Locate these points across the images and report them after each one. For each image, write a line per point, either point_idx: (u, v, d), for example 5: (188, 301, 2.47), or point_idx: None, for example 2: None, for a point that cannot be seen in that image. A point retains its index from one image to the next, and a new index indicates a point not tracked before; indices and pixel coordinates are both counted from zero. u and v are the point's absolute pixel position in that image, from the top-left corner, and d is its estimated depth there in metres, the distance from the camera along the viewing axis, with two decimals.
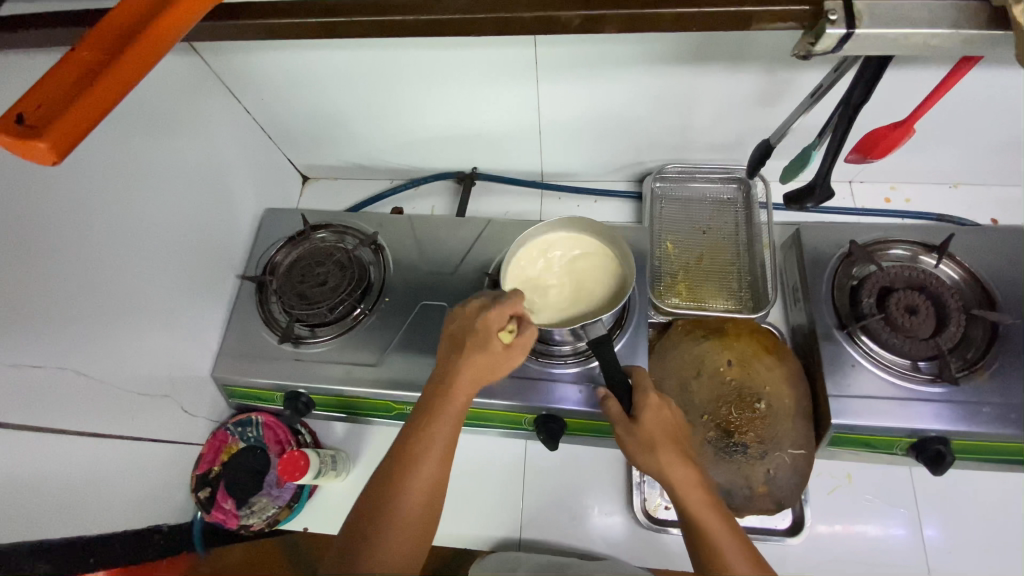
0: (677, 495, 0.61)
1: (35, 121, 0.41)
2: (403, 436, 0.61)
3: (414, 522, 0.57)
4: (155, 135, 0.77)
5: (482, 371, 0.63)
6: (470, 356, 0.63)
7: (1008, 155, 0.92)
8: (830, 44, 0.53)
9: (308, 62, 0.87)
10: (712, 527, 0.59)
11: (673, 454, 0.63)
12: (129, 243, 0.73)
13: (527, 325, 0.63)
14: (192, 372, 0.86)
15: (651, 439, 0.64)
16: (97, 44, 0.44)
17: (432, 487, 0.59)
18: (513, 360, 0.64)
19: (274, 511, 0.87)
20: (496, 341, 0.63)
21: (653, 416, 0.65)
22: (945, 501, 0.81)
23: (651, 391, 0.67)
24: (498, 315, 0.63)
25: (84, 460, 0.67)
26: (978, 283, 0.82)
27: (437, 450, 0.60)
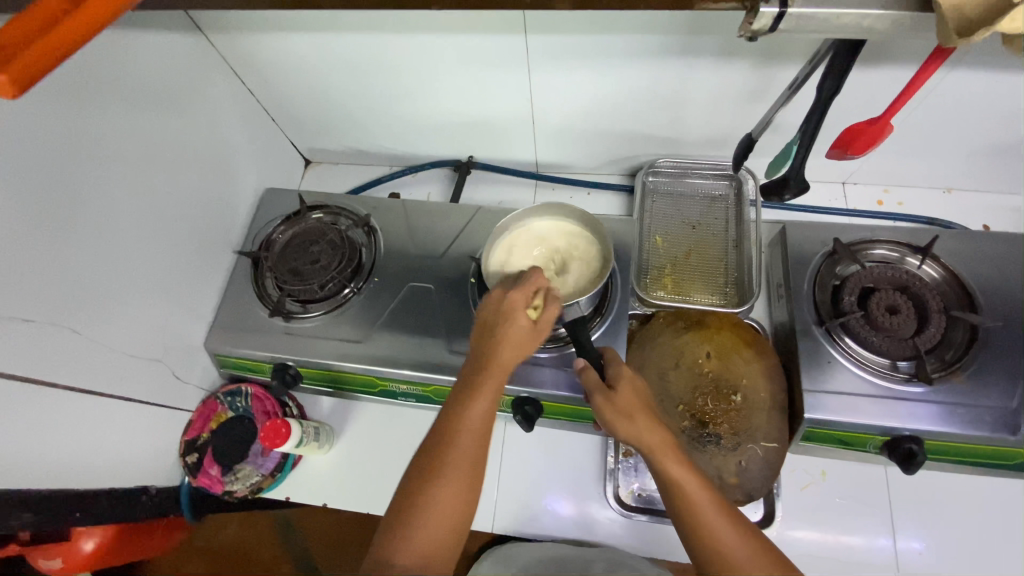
0: (654, 460, 0.62)
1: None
2: (439, 423, 0.62)
3: (453, 508, 0.58)
4: (158, 108, 0.80)
5: (515, 351, 0.65)
6: (501, 335, 0.65)
7: (1002, 161, 0.91)
8: (765, 23, 0.52)
9: (310, 45, 0.90)
10: (699, 499, 0.59)
11: (649, 418, 0.64)
12: (127, 210, 0.76)
13: (551, 301, 0.68)
14: (185, 340, 0.89)
15: (628, 407, 0.65)
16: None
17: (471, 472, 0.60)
18: (542, 338, 0.68)
19: (255, 479, 0.90)
20: (525, 318, 0.66)
21: (629, 387, 0.67)
22: (919, 502, 0.81)
23: (623, 365, 0.70)
24: (522, 294, 0.68)
25: (74, 413, 0.70)
26: (961, 285, 0.82)
27: (474, 433, 0.61)
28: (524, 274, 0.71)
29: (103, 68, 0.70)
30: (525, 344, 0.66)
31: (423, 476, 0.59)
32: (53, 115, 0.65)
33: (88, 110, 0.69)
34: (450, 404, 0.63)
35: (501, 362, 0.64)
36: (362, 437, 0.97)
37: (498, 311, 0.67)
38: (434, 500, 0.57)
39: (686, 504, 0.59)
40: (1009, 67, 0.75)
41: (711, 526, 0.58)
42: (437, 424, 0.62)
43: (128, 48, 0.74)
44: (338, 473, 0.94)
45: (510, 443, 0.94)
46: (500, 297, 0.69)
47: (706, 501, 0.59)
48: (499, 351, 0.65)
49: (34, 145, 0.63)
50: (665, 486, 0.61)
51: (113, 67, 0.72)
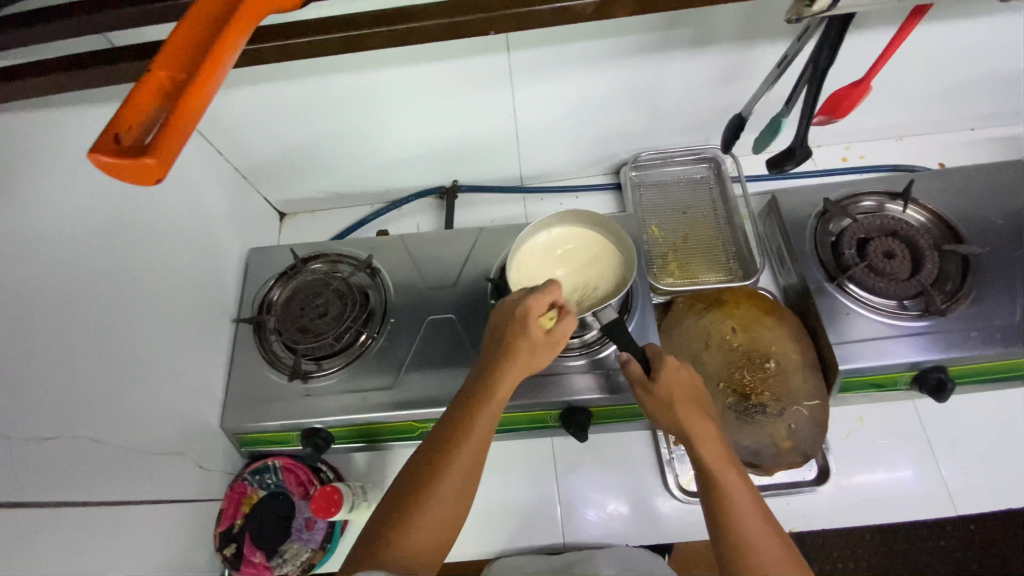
0: (694, 448, 0.64)
1: (133, 141, 0.37)
2: (446, 421, 0.61)
3: (452, 505, 0.56)
4: (135, 186, 0.75)
5: (525, 362, 0.65)
6: (513, 344, 0.64)
7: (945, 104, 1.00)
8: None
9: (278, 93, 0.86)
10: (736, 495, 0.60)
11: (694, 413, 0.66)
12: (120, 299, 0.70)
13: (568, 315, 0.66)
14: (202, 425, 0.82)
15: (669, 397, 0.67)
16: (171, 59, 0.40)
17: (472, 468, 0.59)
18: (555, 348, 0.67)
19: (306, 556, 0.84)
20: (538, 327, 0.65)
21: (672, 377, 0.68)
22: (951, 427, 0.86)
23: (669, 355, 0.70)
24: (541, 302, 0.66)
25: (105, 530, 0.64)
26: (943, 221, 0.89)
27: (483, 430, 0.60)
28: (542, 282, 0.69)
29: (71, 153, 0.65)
30: (535, 355, 0.66)
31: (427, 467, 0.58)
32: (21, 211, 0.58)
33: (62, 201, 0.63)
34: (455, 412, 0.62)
35: (514, 367, 0.64)
36: None
37: (511, 316, 0.67)
38: (437, 491, 0.56)
39: (724, 507, 0.59)
40: (946, 19, 0.83)
41: (740, 522, 0.58)
42: (437, 430, 0.61)
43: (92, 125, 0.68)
44: None
45: (560, 457, 0.93)
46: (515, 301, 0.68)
47: (745, 496, 0.60)
48: (510, 359, 0.64)
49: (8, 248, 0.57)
50: (705, 478, 0.62)
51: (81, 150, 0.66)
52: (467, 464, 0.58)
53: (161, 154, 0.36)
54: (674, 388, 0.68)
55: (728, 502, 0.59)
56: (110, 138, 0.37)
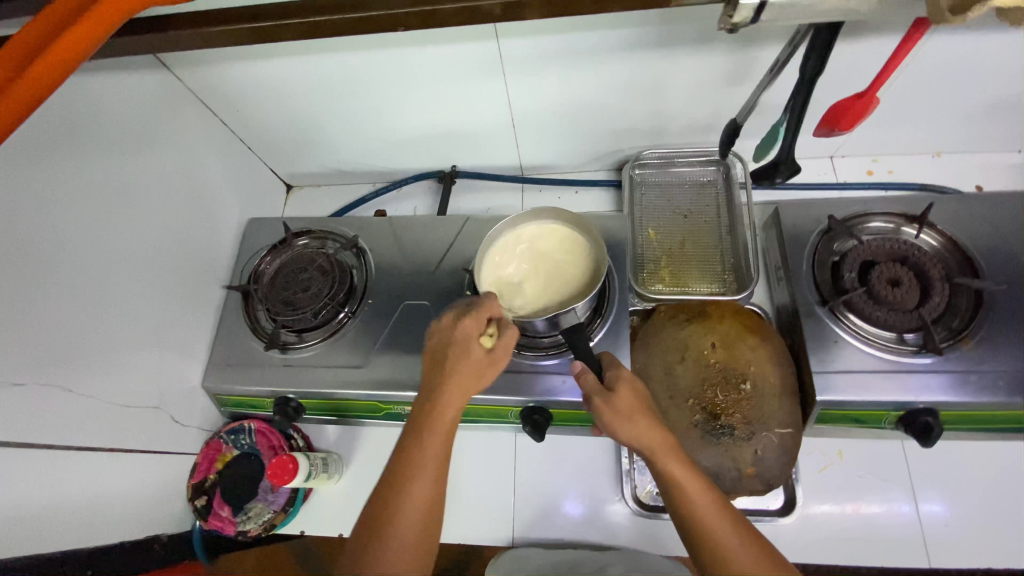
0: (656, 463, 0.60)
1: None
2: (393, 463, 0.59)
3: (416, 544, 0.55)
4: (132, 153, 0.78)
5: (470, 383, 0.62)
6: (453, 368, 0.62)
7: (990, 122, 0.90)
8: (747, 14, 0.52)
9: (277, 69, 0.88)
10: (699, 500, 0.58)
11: (649, 421, 0.62)
12: (107, 258, 0.74)
13: (506, 327, 0.65)
14: (182, 383, 0.87)
15: (627, 409, 0.63)
16: (4, 63, 0.51)
17: (429, 503, 0.57)
18: (500, 366, 0.64)
19: (268, 516, 0.89)
20: (478, 346, 0.63)
21: (628, 387, 0.65)
22: (939, 474, 0.80)
23: (621, 368, 0.68)
24: (476, 321, 0.64)
25: (76, 472, 0.69)
26: (960, 249, 0.81)
27: (433, 464, 0.58)
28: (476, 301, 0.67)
29: (62, 117, 0.68)
30: (480, 375, 0.62)
31: (381, 512, 0.56)
32: (9, 173, 0.62)
33: (51, 162, 0.67)
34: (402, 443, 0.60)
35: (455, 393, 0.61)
36: (372, 461, 0.96)
37: (449, 340, 0.65)
38: (394, 535, 0.55)
39: (691, 513, 0.58)
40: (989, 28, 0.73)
41: (710, 523, 0.57)
42: (389, 467, 0.59)
43: (88, 91, 0.71)
44: (351, 501, 0.94)
45: (522, 452, 0.94)
46: (449, 326, 0.66)
47: (708, 502, 0.58)
48: (454, 381, 0.61)
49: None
50: (668, 490, 0.60)
51: (75, 115, 0.70)
52: (422, 503, 0.56)
53: None
54: (630, 397, 0.64)
55: (697, 513, 0.57)
56: None
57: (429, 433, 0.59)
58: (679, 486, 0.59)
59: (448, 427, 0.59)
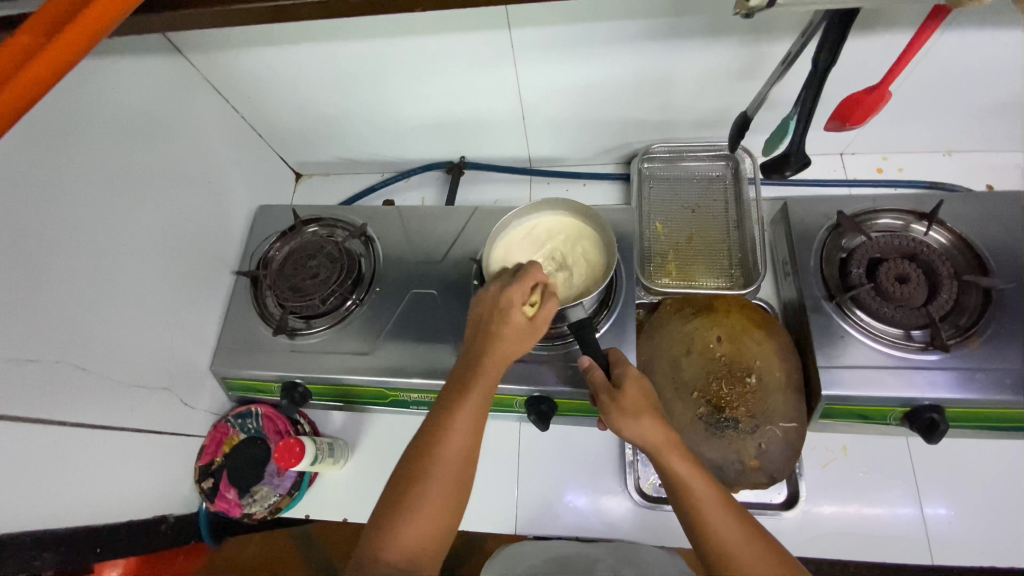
0: (660, 459, 0.61)
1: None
2: (428, 422, 0.59)
3: (440, 511, 0.55)
4: (143, 136, 0.79)
5: (510, 346, 0.63)
6: (496, 331, 0.63)
7: (1001, 120, 0.90)
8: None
9: (288, 56, 0.88)
10: (700, 492, 0.57)
11: (654, 417, 0.63)
12: (118, 240, 0.75)
13: (550, 297, 0.66)
14: (190, 366, 0.88)
15: (633, 406, 0.64)
16: (33, 30, 0.49)
17: (461, 463, 0.58)
18: (537, 335, 0.66)
19: (274, 499, 0.90)
20: (520, 313, 0.64)
21: (635, 385, 0.66)
22: (942, 470, 0.80)
23: (630, 367, 0.69)
24: (521, 289, 0.65)
25: (84, 450, 0.70)
26: (969, 247, 0.81)
27: (469, 424, 0.59)
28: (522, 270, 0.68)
29: (76, 97, 0.69)
30: (520, 341, 0.64)
31: (407, 478, 0.56)
32: (23, 153, 0.63)
33: (66, 142, 0.68)
34: (440, 401, 0.61)
35: (497, 354, 0.63)
36: (377, 448, 0.97)
37: (491, 307, 0.65)
38: (427, 492, 0.55)
39: (693, 509, 0.57)
40: (1003, 24, 0.73)
41: (710, 513, 0.56)
42: (420, 429, 0.59)
43: (102, 72, 0.72)
44: (356, 486, 0.95)
45: (526, 442, 0.94)
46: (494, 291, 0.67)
47: (711, 495, 0.57)
48: (495, 344, 0.63)
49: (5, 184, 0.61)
50: (671, 483, 0.60)
51: (89, 96, 0.70)
52: (450, 469, 0.57)
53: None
54: (637, 395, 0.65)
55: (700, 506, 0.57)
56: None
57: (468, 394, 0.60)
58: (682, 484, 0.58)
59: (486, 391, 0.61)
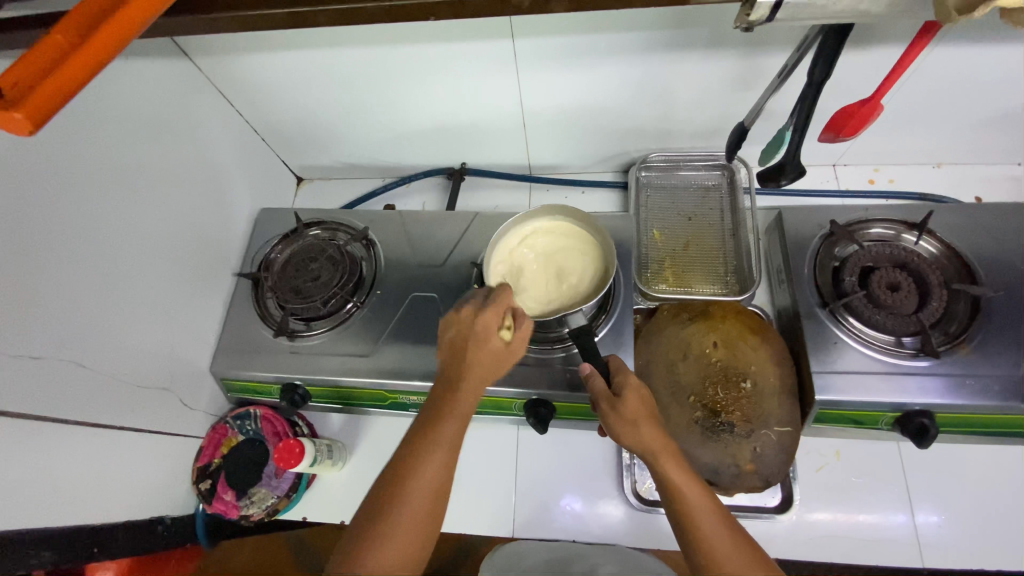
0: (657, 467, 0.61)
1: (11, 94, 0.43)
2: (406, 443, 0.60)
3: (421, 524, 0.56)
4: (149, 138, 0.80)
5: (485, 370, 0.63)
6: (470, 357, 0.62)
7: (989, 133, 0.93)
8: (763, 13, 0.53)
9: (294, 61, 0.89)
10: (696, 505, 0.59)
11: (653, 427, 0.63)
12: (122, 240, 0.76)
13: (524, 320, 0.65)
14: (191, 367, 0.88)
15: (633, 414, 0.63)
16: (69, 28, 0.46)
17: (438, 487, 0.58)
18: (514, 358, 0.65)
19: (271, 502, 0.90)
20: (496, 339, 0.63)
21: (635, 394, 0.65)
22: (932, 475, 0.82)
23: (630, 373, 0.68)
24: (495, 314, 0.64)
25: (84, 447, 0.70)
26: (958, 256, 0.83)
27: (446, 447, 0.59)
28: (496, 291, 0.67)
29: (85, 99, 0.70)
30: (494, 366, 0.64)
31: (388, 495, 0.57)
32: (32, 151, 0.64)
33: (75, 142, 0.68)
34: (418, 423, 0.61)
35: (471, 378, 0.62)
36: (376, 450, 0.98)
37: (466, 330, 0.64)
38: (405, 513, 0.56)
39: (688, 520, 0.58)
40: (990, 41, 0.75)
41: (706, 528, 0.57)
42: (398, 450, 0.60)
43: (110, 74, 0.73)
44: (355, 489, 0.95)
45: (524, 445, 0.95)
46: (468, 315, 0.65)
47: (707, 509, 0.59)
48: (468, 371, 0.62)
49: (12, 185, 0.61)
50: (667, 494, 0.60)
51: (98, 97, 0.71)
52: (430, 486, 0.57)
53: (28, 112, 0.43)
54: (637, 404, 0.65)
55: (697, 518, 0.58)
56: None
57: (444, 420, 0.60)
58: (677, 492, 0.59)
59: (461, 420, 0.61)
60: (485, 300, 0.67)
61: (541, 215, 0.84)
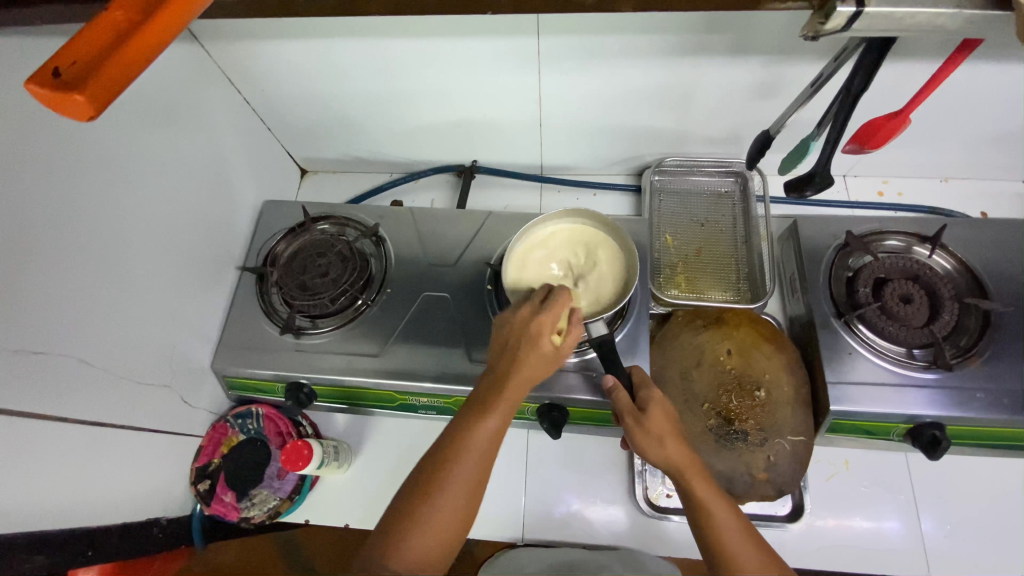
0: (685, 483, 0.61)
1: (72, 74, 0.41)
2: (454, 426, 0.59)
3: (460, 509, 0.55)
4: (156, 124, 0.77)
5: (535, 368, 0.62)
6: (523, 353, 0.62)
7: (998, 150, 0.94)
8: (839, 23, 0.52)
9: (308, 51, 0.87)
10: (728, 532, 0.58)
11: (680, 444, 0.62)
12: (126, 231, 0.73)
13: (577, 327, 0.66)
14: (192, 363, 0.85)
15: (659, 430, 0.63)
16: (128, 3, 0.43)
17: (475, 482, 0.56)
18: (560, 363, 0.65)
19: (274, 503, 0.87)
20: (550, 341, 0.63)
21: (660, 408, 0.65)
22: (938, 488, 0.83)
23: (655, 388, 0.67)
24: (553, 316, 0.64)
25: (82, 447, 0.67)
26: (970, 272, 0.84)
27: (481, 451, 0.57)
28: (552, 293, 0.67)
29: None
30: (544, 368, 0.63)
31: (431, 476, 0.55)
32: (36, 135, 0.60)
33: (81, 126, 0.65)
34: (465, 411, 0.60)
35: (523, 376, 0.61)
36: (382, 452, 0.96)
37: (522, 329, 0.64)
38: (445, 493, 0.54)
39: (715, 537, 0.58)
40: (1010, 59, 0.76)
41: (734, 550, 0.57)
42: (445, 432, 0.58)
43: None
44: (361, 491, 0.93)
45: (533, 449, 0.94)
46: (525, 314, 0.65)
47: (737, 534, 0.58)
48: (521, 367, 0.61)
49: (12, 171, 0.58)
50: (694, 511, 0.60)
51: None
52: (472, 470, 0.56)
53: (91, 97, 0.41)
54: (664, 419, 0.64)
55: (724, 539, 0.57)
56: (49, 67, 0.41)
57: (487, 416, 0.58)
58: (706, 510, 0.59)
59: (505, 417, 0.59)
60: (541, 302, 0.67)
61: (522, 241, 0.81)
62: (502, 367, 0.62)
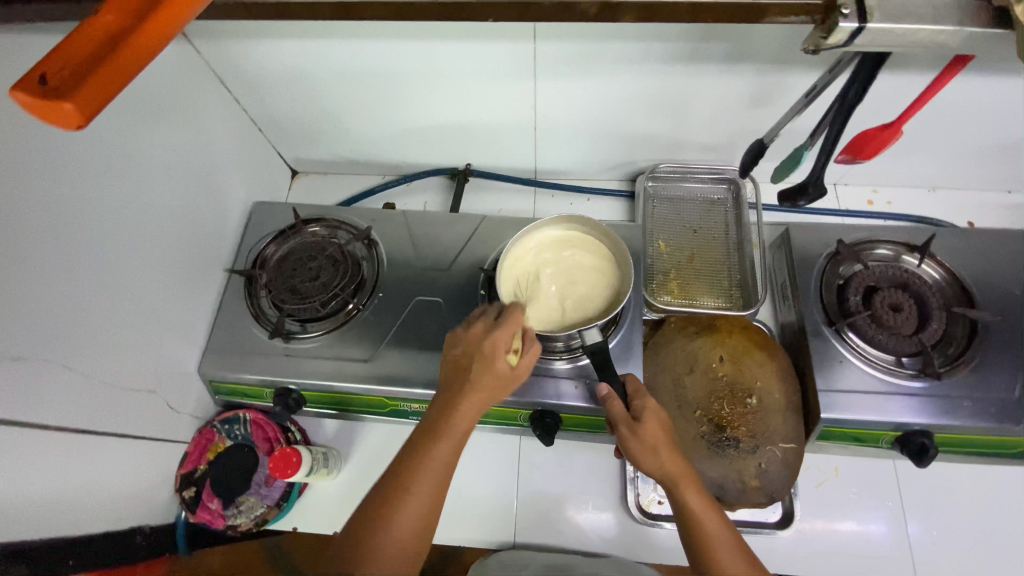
0: (676, 493, 0.61)
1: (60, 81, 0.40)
2: (405, 453, 0.58)
3: (409, 541, 0.55)
4: (145, 125, 0.75)
5: (489, 391, 0.61)
6: (474, 375, 0.60)
7: (985, 161, 0.96)
8: (841, 38, 0.54)
9: (301, 52, 0.85)
10: (719, 546, 0.58)
11: (674, 454, 0.62)
12: (113, 233, 0.71)
13: (532, 343, 0.63)
14: (178, 368, 0.83)
15: (653, 440, 0.62)
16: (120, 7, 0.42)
17: (426, 512, 0.56)
18: (517, 382, 0.63)
19: (261, 511, 0.86)
20: (503, 361, 0.61)
21: (655, 417, 0.64)
22: (925, 494, 0.84)
23: (648, 397, 0.67)
24: (506, 334, 0.62)
25: (65, 456, 0.65)
26: (958, 282, 0.85)
27: (433, 481, 0.57)
28: (506, 311, 0.65)
29: None
30: (498, 389, 0.61)
31: (382, 506, 0.55)
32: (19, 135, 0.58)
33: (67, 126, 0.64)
34: (417, 437, 0.59)
35: (475, 398, 0.60)
36: (372, 458, 0.95)
37: (475, 349, 0.62)
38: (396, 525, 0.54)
39: (707, 549, 0.58)
40: (999, 73, 0.78)
41: (726, 562, 0.57)
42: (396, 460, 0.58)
43: None
44: (350, 498, 0.92)
45: (525, 455, 0.93)
46: (478, 333, 0.63)
47: (729, 549, 0.58)
48: (472, 390, 0.60)
49: None
50: (684, 522, 0.60)
51: None
52: (423, 501, 0.56)
53: (79, 105, 0.40)
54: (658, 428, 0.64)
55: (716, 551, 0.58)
56: (37, 73, 0.40)
57: (436, 443, 0.58)
58: (696, 521, 0.59)
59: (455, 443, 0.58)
60: (496, 320, 0.65)
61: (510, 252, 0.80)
62: (454, 390, 0.61)
